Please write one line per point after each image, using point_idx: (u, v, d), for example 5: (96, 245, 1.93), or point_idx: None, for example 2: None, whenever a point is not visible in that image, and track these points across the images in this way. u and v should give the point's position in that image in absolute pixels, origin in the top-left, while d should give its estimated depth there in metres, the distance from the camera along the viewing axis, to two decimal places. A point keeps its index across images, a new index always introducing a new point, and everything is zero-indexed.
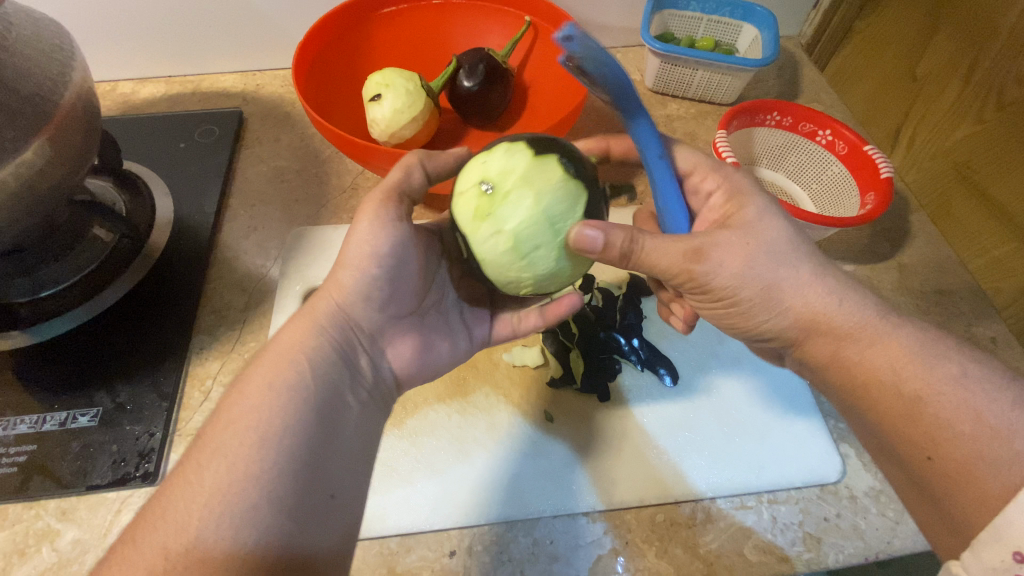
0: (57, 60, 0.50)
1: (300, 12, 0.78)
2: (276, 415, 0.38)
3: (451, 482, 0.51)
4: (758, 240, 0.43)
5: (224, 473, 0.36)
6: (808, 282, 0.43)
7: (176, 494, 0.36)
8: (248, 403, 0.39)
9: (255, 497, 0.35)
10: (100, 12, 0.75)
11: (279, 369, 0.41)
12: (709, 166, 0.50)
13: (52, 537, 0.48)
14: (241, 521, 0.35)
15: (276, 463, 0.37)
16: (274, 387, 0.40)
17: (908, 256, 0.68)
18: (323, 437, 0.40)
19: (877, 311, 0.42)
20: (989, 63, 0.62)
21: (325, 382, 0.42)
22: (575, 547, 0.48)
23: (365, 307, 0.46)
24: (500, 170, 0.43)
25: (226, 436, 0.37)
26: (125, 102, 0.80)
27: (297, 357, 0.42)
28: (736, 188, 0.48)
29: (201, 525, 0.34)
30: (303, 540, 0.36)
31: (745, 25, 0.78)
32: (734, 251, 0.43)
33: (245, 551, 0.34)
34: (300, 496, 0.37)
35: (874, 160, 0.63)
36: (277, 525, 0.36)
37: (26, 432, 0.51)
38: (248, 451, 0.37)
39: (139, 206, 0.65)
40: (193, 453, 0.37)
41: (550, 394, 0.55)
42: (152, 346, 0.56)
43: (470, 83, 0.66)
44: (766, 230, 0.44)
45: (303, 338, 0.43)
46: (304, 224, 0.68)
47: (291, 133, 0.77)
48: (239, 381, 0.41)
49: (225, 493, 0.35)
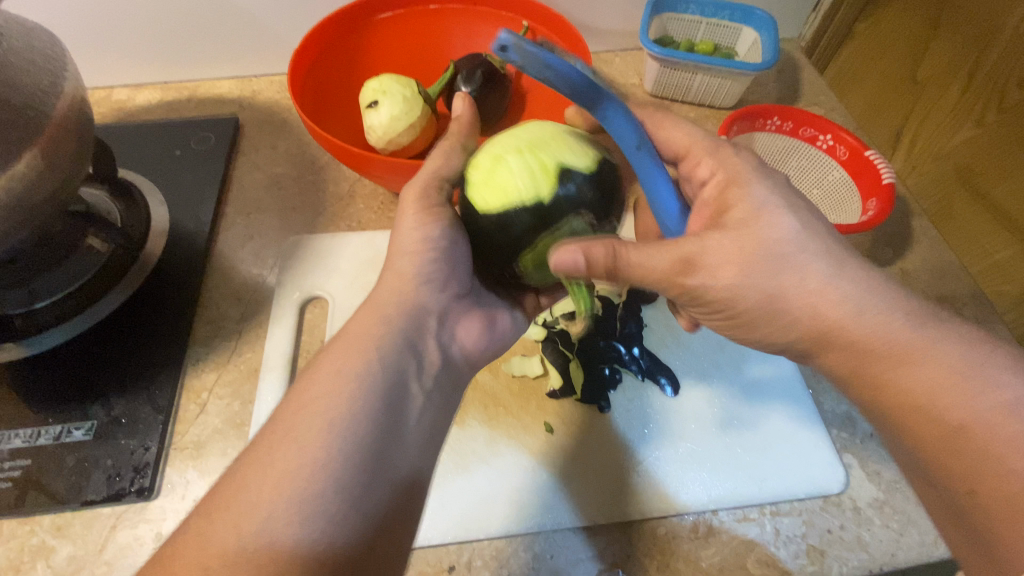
0: (48, 70, 0.49)
1: (296, 16, 0.77)
2: (347, 406, 0.39)
3: (451, 496, 0.50)
4: (753, 241, 0.42)
5: (294, 456, 0.37)
6: (824, 286, 0.42)
7: (250, 476, 0.36)
8: (325, 390, 0.40)
9: (324, 486, 0.36)
10: (95, 18, 0.74)
11: (352, 358, 0.42)
12: (704, 148, 0.49)
13: (46, 554, 0.47)
14: (312, 509, 0.35)
15: (341, 450, 0.38)
16: (345, 376, 0.41)
17: (910, 261, 0.67)
18: (391, 425, 0.41)
19: (903, 312, 0.42)
20: (990, 65, 0.62)
21: (391, 373, 0.43)
22: (576, 561, 0.47)
23: (424, 293, 0.48)
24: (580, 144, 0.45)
25: (298, 422, 0.39)
26: (120, 109, 0.79)
27: (367, 350, 0.43)
28: (731, 175, 0.46)
29: (268, 506, 0.35)
30: (365, 529, 0.37)
31: (744, 28, 0.77)
32: (728, 258, 0.42)
33: (309, 540, 0.35)
34: (365, 484, 0.38)
35: (875, 166, 0.62)
36: (344, 511, 0.36)
37: (21, 446, 0.50)
38: (317, 438, 0.38)
39: (134, 215, 0.64)
40: (267, 437, 0.38)
41: (552, 406, 0.55)
42: (148, 357, 0.55)
43: (467, 89, 0.66)
44: (762, 228, 0.43)
45: (372, 327, 0.45)
46: (301, 232, 0.67)
47: (287, 140, 0.76)
48: (311, 368, 0.42)
49: (295, 477, 0.36)
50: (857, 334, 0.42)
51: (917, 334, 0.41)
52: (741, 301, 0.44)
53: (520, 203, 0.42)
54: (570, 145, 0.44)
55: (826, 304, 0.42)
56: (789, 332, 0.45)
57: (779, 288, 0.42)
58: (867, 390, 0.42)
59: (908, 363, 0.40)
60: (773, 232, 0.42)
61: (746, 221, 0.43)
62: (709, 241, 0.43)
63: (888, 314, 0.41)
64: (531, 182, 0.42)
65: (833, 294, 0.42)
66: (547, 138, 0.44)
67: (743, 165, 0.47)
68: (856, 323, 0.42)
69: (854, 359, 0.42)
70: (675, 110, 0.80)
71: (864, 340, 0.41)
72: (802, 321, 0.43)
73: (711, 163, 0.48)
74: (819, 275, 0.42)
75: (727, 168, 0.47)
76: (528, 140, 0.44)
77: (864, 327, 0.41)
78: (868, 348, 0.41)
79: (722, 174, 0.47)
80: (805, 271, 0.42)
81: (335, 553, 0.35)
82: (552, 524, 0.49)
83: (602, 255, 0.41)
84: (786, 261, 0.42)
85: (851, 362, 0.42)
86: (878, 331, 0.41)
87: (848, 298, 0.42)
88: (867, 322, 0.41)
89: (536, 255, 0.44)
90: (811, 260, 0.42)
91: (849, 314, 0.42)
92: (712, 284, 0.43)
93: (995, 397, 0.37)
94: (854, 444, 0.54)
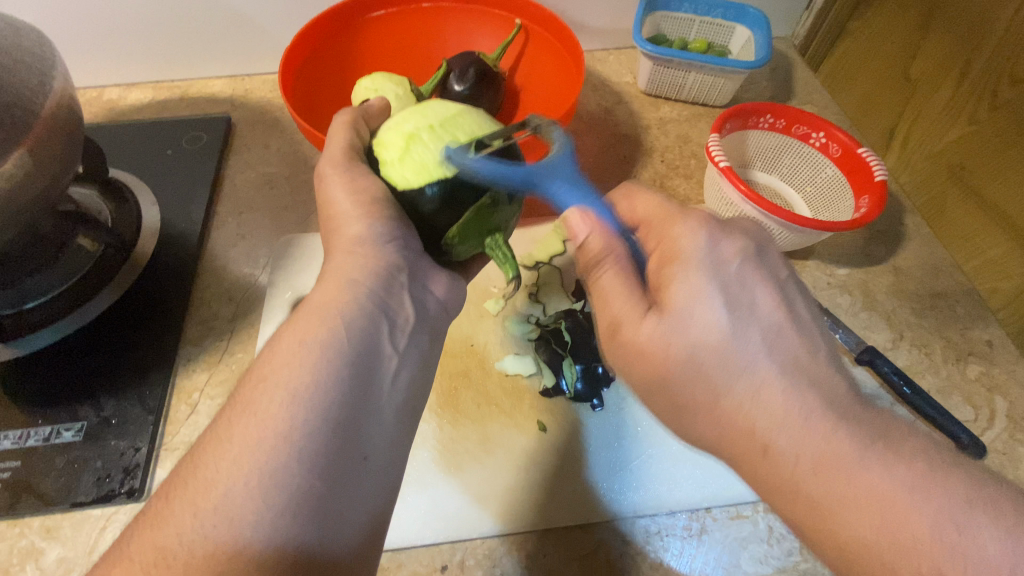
0: (37, 69, 0.49)
1: (289, 15, 0.77)
2: (309, 374, 0.37)
3: (444, 494, 0.50)
4: (682, 335, 0.38)
5: (253, 432, 0.34)
6: (753, 391, 0.36)
7: (211, 453, 0.35)
8: (287, 360, 0.37)
9: (283, 459, 0.34)
10: (85, 17, 0.74)
11: (315, 324, 0.39)
12: (669, 214, 0.42)
13: (35, 556, 0.47)
14: (269, 483, 0.33)
15: (307, 422, 0.35)
16: (307, 343, 0.38)
17: (903, 259, 0.67)
18: (358, 396, 0.38)
19: (849, 432, 0.34)
20: (983, 63, 0.62)
21: (361, 335, 0.40)
22: (568, 561, 0.47)
23: (393, 247, 0.44)
24: (479, 120, 0.48)
25: (258, 395, 0.36)
26: (112, 108, 0.79)
27: (331, 314, 0.40)
28: (674, 252, 0.40)
29: (228, 485, 0.33)
30: (333, 505, 0.35)
31: (737, 26, 0.77)
32: (651, 351, 0.39)
33: (271, 514, 0.33)
34: (333, 457, 0.35)
35: (867, 163, 0.62)
36: (308, 484, 0.34)
37: (9, 448, 0.50)
38: (278, 410, 0.35)
39: (125, 214, 0.64)
40: (231, 413, 0.36)
41: (545, 403, 0.55)
42: (138, 357, 0.55)
43: (460, 87, 0.65)
44: (697, 318, 0.37)
45: (337, 296, 0.41)
46: (293, 231, 0.67)
47: (280, 139, 0.76)
48: (276, 339, 0.39)
49: (255, 453, 0.34)
50: (775, 467, 0.35)
51: (852, 446, 0.33)
52: (654, 399, 0.42)
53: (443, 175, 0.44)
54: (478, 121, 0.47)
55: (751, 416, 0.36)
56: (701, 436, 0.40)
57: (706, 394, 0.38)
58: (765, 495, 0.36)
59: (836, 507, 0.32)
60: (703, 329, 0.37)
61: (682, 310, 0.38)
62: (640, 332, 0.39)
63: (821, 431, 0.34)
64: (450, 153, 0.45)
65: (773, 402, 0.35)
66: (455, 118, 0.47)
67: (685, 239, 0.40)
68: (787, 439, 0.34)
69: (762, 477, 0.36)
70: (668, 108, 0.80)
71: (779, 470, 0.35)
72: (717, 428, 0.38)
73: (656, 238, 0.42)
74: (760, 379, 0.36)
75: (666, 240, 0.41)
76: (436, 122, 0.46)
77: (796, 445, 0.34)
78: (789, 475, 0.34)
79: (665, 248, 0.40)
80: (737, 377, 0.36)
81: (302, 533, 0.33)
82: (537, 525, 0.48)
83: (595, 251, 0.43)
84: (717, 358, 0.37)
85: (758, 481, 0.36)
86: (819, 458, 0.33)
87: (793, 409, 0.35)
88: (790, 441, 0.34)
89: (461, 226, 0.45)
90: (758, 359, 0.36)
91: (781, 432, 0.35)
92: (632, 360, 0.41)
93: (921, 525, 0.30)
94: None
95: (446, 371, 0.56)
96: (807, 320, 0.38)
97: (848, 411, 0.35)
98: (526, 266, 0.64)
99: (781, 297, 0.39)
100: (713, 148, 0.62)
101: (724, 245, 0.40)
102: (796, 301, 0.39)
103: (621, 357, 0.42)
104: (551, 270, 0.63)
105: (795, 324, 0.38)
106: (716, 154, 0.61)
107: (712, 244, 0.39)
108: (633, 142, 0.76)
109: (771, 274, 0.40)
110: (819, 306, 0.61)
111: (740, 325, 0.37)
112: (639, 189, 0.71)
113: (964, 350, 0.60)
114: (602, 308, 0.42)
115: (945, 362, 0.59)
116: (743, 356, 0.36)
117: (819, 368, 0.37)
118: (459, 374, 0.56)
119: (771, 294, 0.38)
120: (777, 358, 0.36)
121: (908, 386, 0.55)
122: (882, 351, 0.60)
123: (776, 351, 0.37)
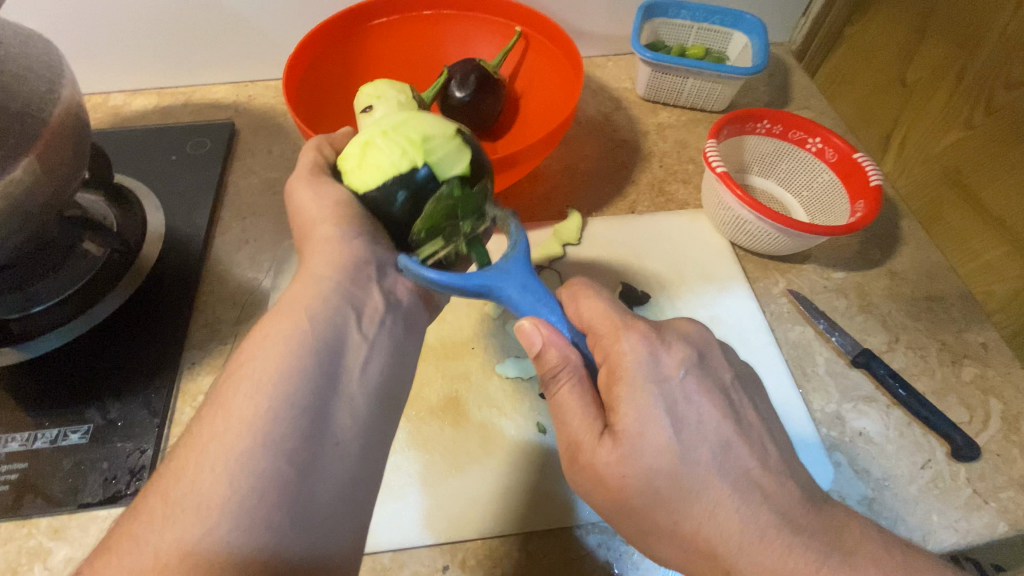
0: (47, 77, 0.50)
1: (291, 23, 0.78)
2: (276, 364, 0.38)
3: (445, 495, 0.50)
4: (641, 462, 0.38)
5: (228, 419, 0.35)
6: (710, 512, 0.37)
7: (191, 447, 0.35)
8: (258, 354, 0.38)
9: (250, 442, 0.35)
10: (91, 24, 0.75)
11: (287, 320, 0.40)
12: (619, 325, 0.42)
13: (43, 556, 0.47)
14: (238, 466, 0.34)
15: (274, 409, 0.36)
16: (278, 335, 0.39)
17: (899, 263, 0.68)
18: (324, 386, 0.39)
19: (803, 549, 0.37)
20: (978, 68, 0.63)
21: (328, 328, 0.41)
22: (567, 561, 0.48)
23: (361, 243, 0.46)
24: (433, 120, 0.50)
25: (230, 388, 0.37)
26: (117, 115, 0.80)
27: (301, 309, 0.41)
28: (616, 367, 0.40)
29: (201, 471, 0.34)
30: (303, 486, 0.35)
31: (735, 33, 0.78)
32: (614, 478, 0.39)
33: (238, 496, 0.33)
34: (301, 443, 0.36)
35: (863, 168, 0.63)
36: (275, 467, 0.34)
37: (17, 449, 0.51)
38: (246, 396, 0.36)
39: (130, 219, 0.64)
40: (205, 410, 0.37)
41: (545, 405, 0.55)
42: (144, 360, 0.56)
43: (461, 94, 0.67)
44: (651, 439, 0.38)
45: (308, 294, 0.42)
46: (297, 236, 0.68)
47: (283, 145, 0.77)
48: (252, 333, 0.41)
49: (224, 440, 0.35)
50: (748, 574, 0.36)
51: (800, 569, 0.36)
52: (621, 523, 0.41)
53: (398, 175, 0.46)
54: (434, 121, 0.49)
55: (715, 537, 0.37)
56: (666, 558, 0.40)
57: (667, 521, 0.38)
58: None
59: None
60: (655, 453, 0.38)
61: (636, 430, 0.38)
62: (598, 458, 0.39)
63: (781, 564, 0.36)
64: (404, 157, 0.47)
65: (729, 521, 0.37)
66: (412, 120, 0.49)
67: (630, 358, 0.40)
68: (753, 553, 0.37)
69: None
70: (666, 113, 0.81)
71: None
72: (685, 554, 0.39)
73: (603, 351, 0.42)
74: (716, 497, 0.38)
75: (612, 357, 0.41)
76: (391, 126, 0.48)
77: (755, 565, 0.36)
78: None
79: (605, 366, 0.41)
80: (699, 499, 0.38)
81: (271, 514, 0.34)
82: (512, 517, 0.49)
83: (553, 363, 0.42)
84: (672, 488, 0.38)
85: None
86: (781, 575, 0.36)
87: (750, 531, 0.37)
88: (757, 563, 0.36)
89: (427, 219, 0.46)
90: (710, 479, 0.38)
91: (750, 544, 0.37)
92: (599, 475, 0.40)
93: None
94: (843, 442, 0.55)
95: (442, 374, 0.57)
96: (750, 427, 0.41)
97: (798, 524, 0.37)
98: None
99: (727, 407, 0.41)
100: (710, 153, 0.63)
101: (665, 358, 0.41)
102: (742, 410, 0.42)
103: (581, 483, 0.42)
104: (552, 274, 0.64)
105: (740, 433, 0.40)
106: (713, 159, 0.62)
107: (653, 358, 0.40)
108: (632, 147, 0.77)
109: (714, 383, 0.42)
110: (815, 309, 0.62)
111: (688, 444, 0.38)
112: (638, 193, 0.72)
113: (959, 353, 0.61)
114: (562, 425, 0.42)
115: (941, 365, 0.60)
116: (699, 481, 0.38)
117: (771, 478, 0.39)
118: (460, 377, 0.57)
119: (716, 406, 0.40)
120: (729, 476, 0.38)
121: (903, 388, 0.56)
122: (879, 353, 0.61)
123: (725, 467, 0.39)
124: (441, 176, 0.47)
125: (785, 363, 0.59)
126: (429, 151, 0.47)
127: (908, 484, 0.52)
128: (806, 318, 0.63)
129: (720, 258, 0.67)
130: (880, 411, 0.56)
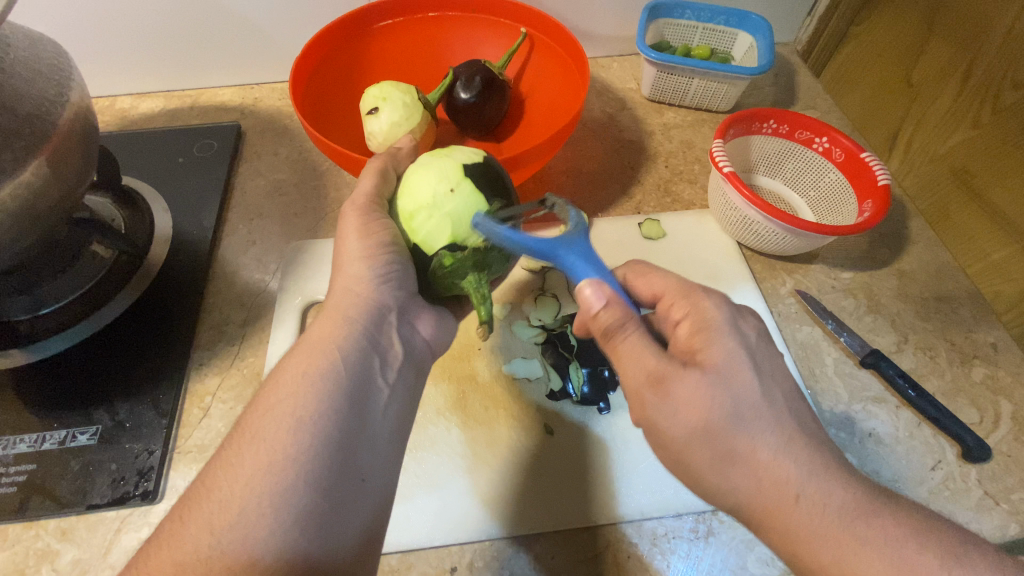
0: (54, 80, 0.50)
1: (297, 25, 0.78)
2: (312, 405, 0.37)
3: (452, 498, 0.50)
4: (726, 392, 0.38)
5: (263, 456, 0.35)
6: (759, 441, 0.38)
7: (220, 481, 0.35)
8: (285, 394, 0.38)
9: (291, 479, 0.35)
10: (100, 29, 0.75)
11: (314, 358, 0.40)
12: (679, 292, 0.44)
13: (51, 557, 0.47)
14: (280, 502, 0.34)
15: (307, 446, 0.36)
16: (307, 374, 0.39)
17: (907, 262, 0.67)
18: (354, 422, 0.39)
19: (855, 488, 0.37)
20: (986, 65, 0.62)
21: (356, 366, 0.41)
22: (576, 562, 0.48)
23: (386, 287, 0.45)
24: (435, 179, 0.48)
25: (263, 422, 0.37)
26: (124, 117, 0.80)
27: (329, 348, 0.41)
28: (704, 320, 0.42)
29: (241, 505, 0.34)
30: (334, 516, 0.36)
31: (740, 33, 0.78)
32: (695, 404, 0.38)
33: (281, 530, 0.34)
34: (332, 475, 0.36)
35: (870, 167, 0.62)
36: (312, 503, 0.35)
37: (26, 451, 0.51)
38: (283, 434, 0.36)
39: (138, 222, 0.65)
40: (236, 447, 0.36)
41: (551, 406, 0.55)
42: (153, 361, 0.56)
43: (467, 95, 0.67)
44: (739, 377, 0.39)
45: (334, 331, 0.42)
46: (303, 237, 0.68)
47: (289, 146, 0.77)
48: (275, 371, 0.40)
49: (263, 473, 0.35)
50: (805, 518, 0.36)
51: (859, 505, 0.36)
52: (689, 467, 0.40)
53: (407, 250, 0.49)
54: (427, 184, 0.48)
55: (782, 472, 0.37)
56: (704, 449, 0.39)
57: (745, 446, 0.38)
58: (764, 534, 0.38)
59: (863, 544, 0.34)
60: (743, 392, 0.38)
61: (723, 367, 0.39)
62: (685, 386, 0.39)
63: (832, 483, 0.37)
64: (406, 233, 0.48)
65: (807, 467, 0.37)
66: (412, 185, 0.49)
67: (714, 310, 0.42)
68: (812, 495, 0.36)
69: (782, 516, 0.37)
70: (672, 114, 0.80)
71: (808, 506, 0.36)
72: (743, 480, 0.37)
73: (682, 309, 0.44)
74: (786, 435, 0.38)
75: (699, 308, 0.43)
76: (396, 198, 0.50)
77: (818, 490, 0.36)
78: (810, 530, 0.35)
79: (696, 314, 0.42)
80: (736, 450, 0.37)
81: (310, 545, 0.34)
82: (522, 532, 0.49)
83: (613, 320, 0.43)
84: (724, 430, 0.38)
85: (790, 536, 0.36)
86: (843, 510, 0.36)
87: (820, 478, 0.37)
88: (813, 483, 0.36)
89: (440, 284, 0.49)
90: (777, 423, 0.38)
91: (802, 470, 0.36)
92: (676, 412, 0.39)
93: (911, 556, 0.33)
94: (853, 443, 0.54)
95: (449, 376, 0.57)
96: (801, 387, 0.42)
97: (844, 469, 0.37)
98: (532, 271, 0.65)
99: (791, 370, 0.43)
100: (716, 152, 0.62)
101: (743, 321, 0.42)
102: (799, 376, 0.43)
103: (660, 412, 0.40)
104: (557, 275, 0.64)
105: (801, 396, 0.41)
106: (720, 160, 0.62)
107: (733, 316, 0.42)
108: (638, 147, 0.77)
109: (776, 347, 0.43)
110: (824, 309, 0.62)
111: (769, 390, 0.39)
112: (644, 194, 0.72)
113: (968, 353, 0.60)
114: (629, 367, 0.42)
115: (950, 365, 0.59)
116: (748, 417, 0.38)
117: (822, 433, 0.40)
118: (467, 379, 0.57)
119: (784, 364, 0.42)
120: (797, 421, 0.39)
121: (913, 389, 0.55)
122: (887, 354, 0.60)
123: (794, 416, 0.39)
124: (430, 250, 0.47)
125: (790, 360, 0.59)
126: (420, 226, 0.47)
127: (918, 485, 0.52)
128: (815, 319, 0.62)
129: (728, 259, 0.66)
130: (889, 412, 0.56)
